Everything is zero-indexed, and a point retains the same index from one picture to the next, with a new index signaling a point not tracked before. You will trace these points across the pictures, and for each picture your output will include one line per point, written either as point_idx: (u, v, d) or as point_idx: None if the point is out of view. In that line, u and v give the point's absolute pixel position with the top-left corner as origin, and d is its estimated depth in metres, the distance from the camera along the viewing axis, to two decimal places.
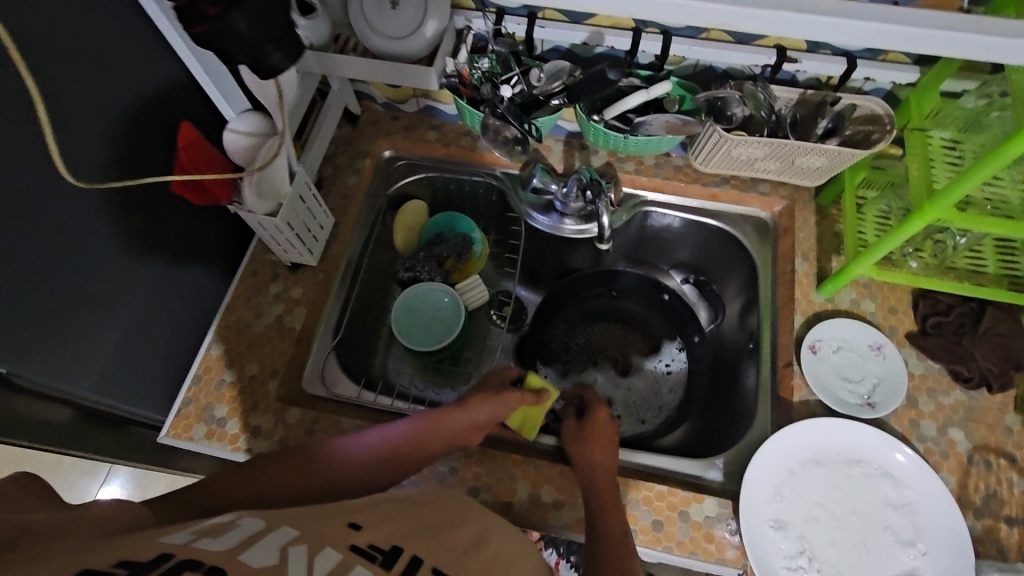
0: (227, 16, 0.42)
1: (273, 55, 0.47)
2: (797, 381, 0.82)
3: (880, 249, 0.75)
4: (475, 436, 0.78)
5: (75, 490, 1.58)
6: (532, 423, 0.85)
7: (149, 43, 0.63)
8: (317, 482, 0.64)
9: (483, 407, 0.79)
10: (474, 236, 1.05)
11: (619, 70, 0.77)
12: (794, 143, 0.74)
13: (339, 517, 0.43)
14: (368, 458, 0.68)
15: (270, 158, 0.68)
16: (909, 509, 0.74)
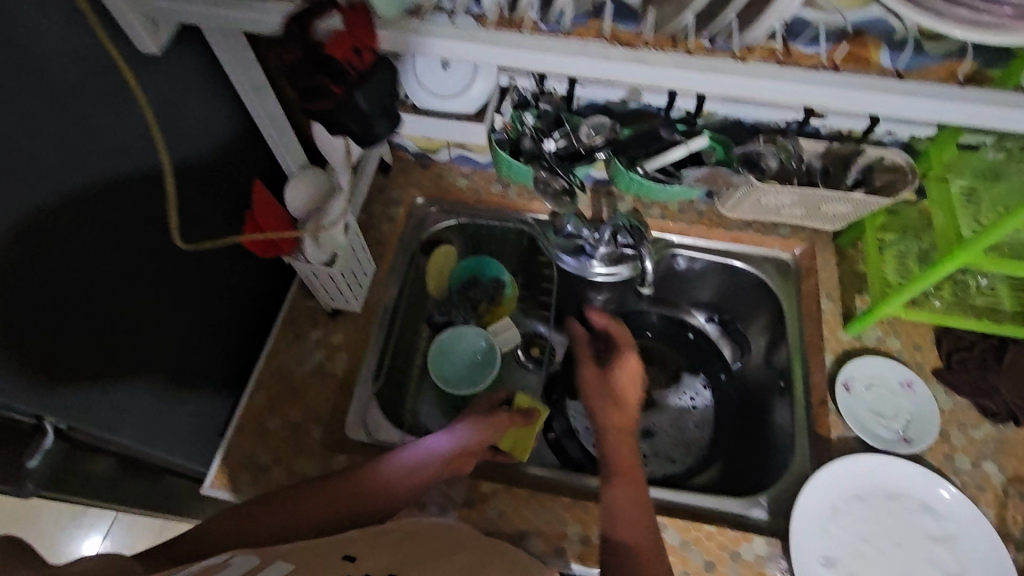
0: (351, 96, 0.44)
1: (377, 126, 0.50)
2: (833, 418, 0.84)
3: (911, 289, 0.80)
4: (467, 462, 0.79)
5: (60, 543, 1.52)
6: (525, 443, 0.87)
7: (216, 100, 0.66)
8: (308, 519, 0.64)
9: (488, 429, 0.83)
10: (505, 279, 1.07)
11: (668, 126, 0.81)
12: (824, 192, 0.78)
13: (338, 550, 0.46)
14: (382, 488, 0.69)
15: (334, 213, 0.70)
16: (952, 541, 0.76)
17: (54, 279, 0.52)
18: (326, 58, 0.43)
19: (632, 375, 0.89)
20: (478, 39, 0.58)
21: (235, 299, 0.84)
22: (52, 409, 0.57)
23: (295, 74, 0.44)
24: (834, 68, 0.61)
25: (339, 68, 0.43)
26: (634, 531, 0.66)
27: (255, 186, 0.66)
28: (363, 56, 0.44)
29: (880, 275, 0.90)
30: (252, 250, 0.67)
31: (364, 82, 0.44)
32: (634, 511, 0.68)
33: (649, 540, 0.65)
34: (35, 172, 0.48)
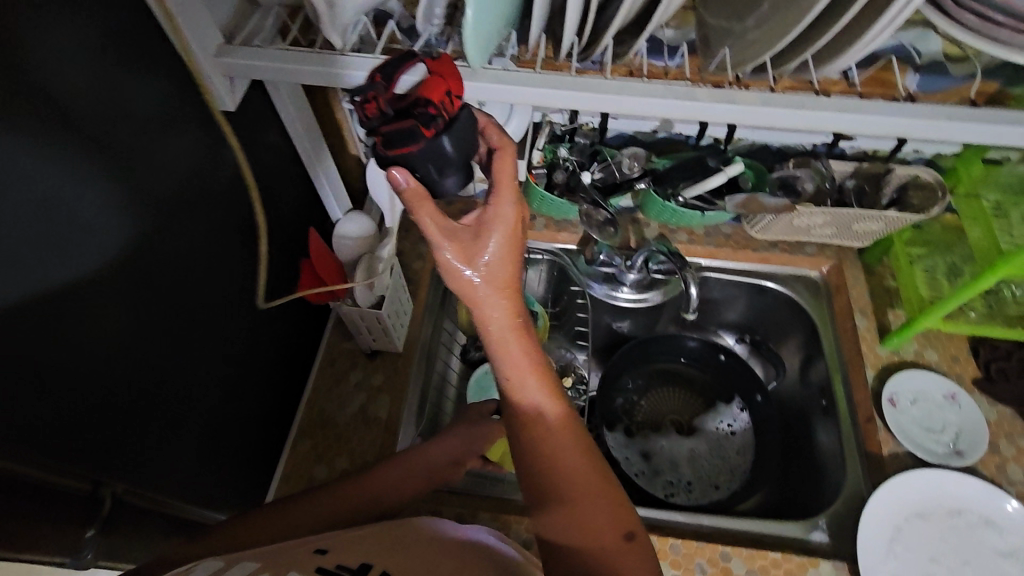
0: (438, 138, 0.46)
1: (450, 180, 0.50)
2: (883, 435, 0.84)
3: (950, 303, 0.81)
4: (454, 473, 0.80)
5: None
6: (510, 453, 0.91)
7: (254, 137, 0.66)
8: (285, 525, 0.65)
9: (476, 440, 0.81)
10: (536, 311, 1.03)
11: (720, 159, 0.83)
12: (859, 211, 0.80)
13: (306, 546, 0.53)
14: (356, 494, 0.71)
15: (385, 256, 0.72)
16: (1018, 557, 0.75)
17: (117, 337, 0.52)
18: (417, 107, 0.45)
19: (514, 239, 0.53)
20: (532, 81, 0.55)
21: (275, 345, 0.83)
22: (113, 472, 0.55)
23: (381, 129, 0.46)
24: (913, 99, 0.58)
25: (429, 111, 0.45)
26: (584, 498, 0.48)
27: (311, 236, 0.68)
28: (450, 102, 0.46)
29: (915, 291, 0.90)
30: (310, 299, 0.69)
31: (451, 127, 0.47)
32: (575, 461, 0.50)
33: (604, 501, 0.49)
34: (106, 235, 0.49)
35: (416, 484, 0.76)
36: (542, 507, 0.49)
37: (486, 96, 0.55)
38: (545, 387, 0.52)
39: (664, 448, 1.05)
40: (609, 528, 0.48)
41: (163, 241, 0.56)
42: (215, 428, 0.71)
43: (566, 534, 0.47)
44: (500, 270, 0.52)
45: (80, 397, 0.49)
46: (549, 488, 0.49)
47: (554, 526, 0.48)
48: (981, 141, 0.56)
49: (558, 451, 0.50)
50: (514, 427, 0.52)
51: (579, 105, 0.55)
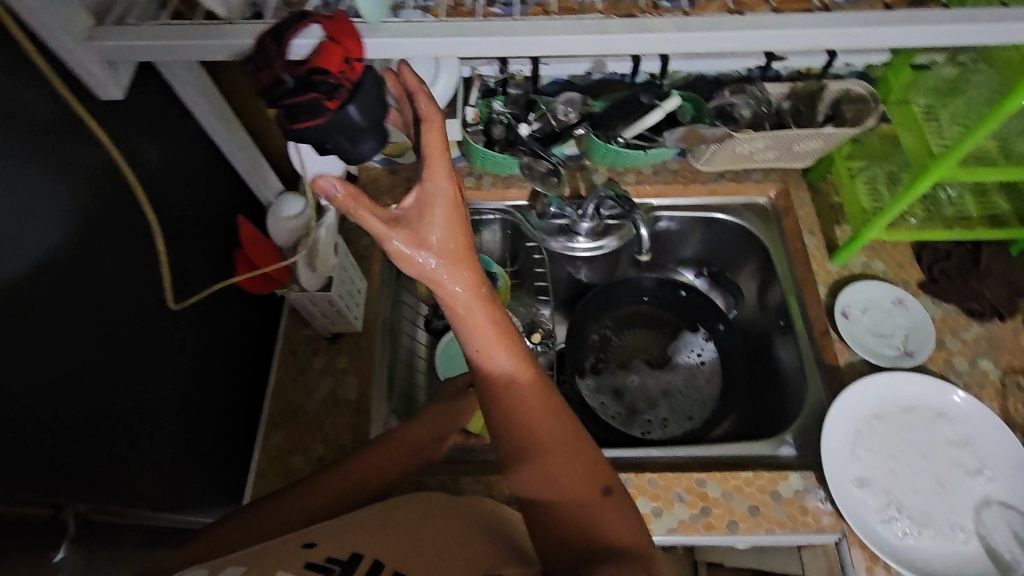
0: (344, 107, 0.43)
1: (365, 146, 0.47)
2: (838, 346, 0.88)
3: (889, 213, 0.84)
4: (437, 449, 0.80)
5: None
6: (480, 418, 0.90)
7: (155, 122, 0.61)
8: (268, 525, 0.64)
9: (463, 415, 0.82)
10: (494, 272, 1.02)
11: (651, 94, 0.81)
12: (796, 131, 0.81)
13: (292, 542, 0.51)
14: (339, 484, 0.70)
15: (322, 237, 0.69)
16: (968, 444, 0.80)
17: (47, 357, 0.49)
18: (316, 76, 0.42)
19: (457, 212, 0.50)
20: (439, 30, 0.52)
21: (233, 340, 0.81)
22: (71, 496, 0.53)
23: (282, 101, 0.42)
24: (828, 8, 0.57)
25: (329, 81, 0.42)
26: (559, 456, 0.51)
27: (240, 224, 0.66)
28: (348, 65, 0.43)
29: (857, 205, 0.93)
30: (245, 286, 0.68)
31: (356, 92, 0.44)
32: (548, 424, 0.52)
33: (581, 457, 0.51)
34: (13, 250, 0.45)
35: (403, 463, 0.75)
36: (521, 472, 0.51)
37: (394, 53, 0.52)
38: (513, 356, 0.53)
39: (638, 387, 1.08)
40: (586, 482, 0.50)
41: (83, 249, 0.52)
42: (183, 431, 0.70)
43: (545, 492, 0.50)
44: (451, 246, 0.50)
45: (17, 424, 0.46)
46: (523, 449, 0.52)
47: (532, 486, 0.51)
48: (910, 42, 0.56)
49: (530, 418, 0.52)
50: (486, 397, 0.53)
51: (492, 51, 0.53)
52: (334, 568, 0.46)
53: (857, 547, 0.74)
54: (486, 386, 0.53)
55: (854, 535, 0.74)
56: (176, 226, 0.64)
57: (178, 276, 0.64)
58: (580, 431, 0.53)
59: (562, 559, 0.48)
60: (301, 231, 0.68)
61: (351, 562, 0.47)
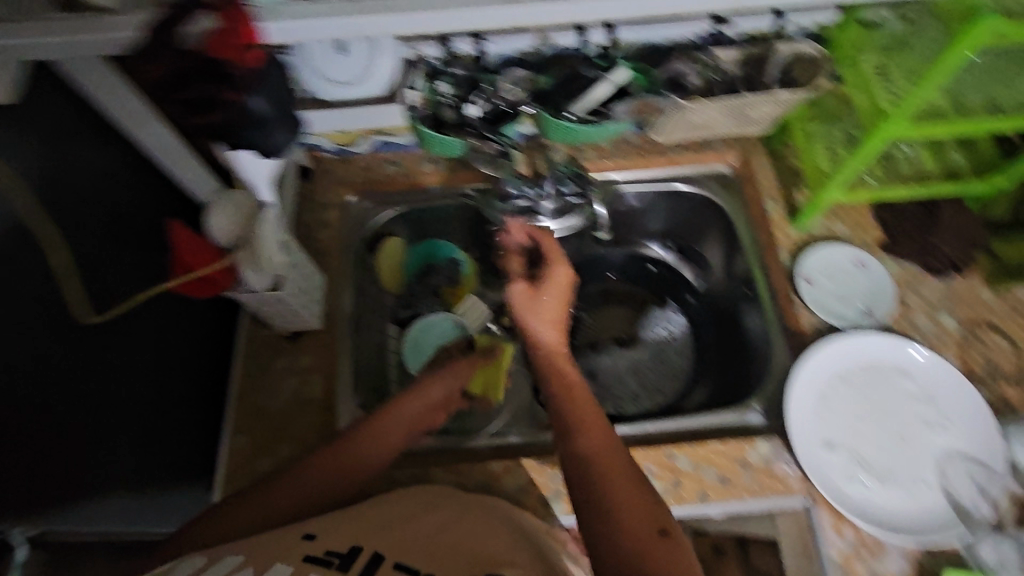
0: (242, 99, 0.50)
1: (277, 138, 0.55)
2: (800, 310, 0.89)
3: (845, 173, 0.85)
4: (437, 417, 0.79)
5: None
6: (493, 385, 0.92)
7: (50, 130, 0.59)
8: (283, 502, 0.67)
9: (453, 378, 0.82)
10: (458, 258, 1.05)
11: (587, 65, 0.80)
12: (746, 96, 0.80)
13: (296, 533, 0.59)
14: (335, 475, 0.70)
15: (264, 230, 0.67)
16: (929, 398, 0.81)
17: None
18: (209, 67, 0.48)
19: (564, 300, 0.85)
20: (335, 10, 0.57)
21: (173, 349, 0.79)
22: None
23: (179, 95, 0.49)
24: None
25: (224, 72, 0.48)
26: (621, 486, 0.61)
27: (170, 228, 0.64)
28: (248, 55, 0.49)
29: (815, 167, 0.93)
30: (185, 291, 0.65)
31: (254, 86, 0.50)
32: (621, 471, 0.62)
33: (641, 501, 0.60)
34: None
35: (397, 440, 0.74)
36: (594, 499, 0.61)
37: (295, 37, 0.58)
38: (595, 417, 0.68)
39: (610, 367, 1.07)
40: (644, 520, 0.58)
41: None
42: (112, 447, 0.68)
43: (606, 515, 0.59)
44: (554, 315, 0.82)
45: None
46: (594, 471, 0.63)
47: (597, 506, 0.60)
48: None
49: (597, 461, 0.63)
50: (569, 443, 0.66)
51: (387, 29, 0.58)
52: (334, 560, 0.55)
53: (823, 506, 0.75)
54: (571, 432, 0.67)
55: (820, 496, 0.75)
56: (73, 238, 0.61)
57: (88, 290, 0.62)
58: (646, 483, 0.62)
59: None
60: (246, 224, 0.67)
61: (352, 553, 0.56)
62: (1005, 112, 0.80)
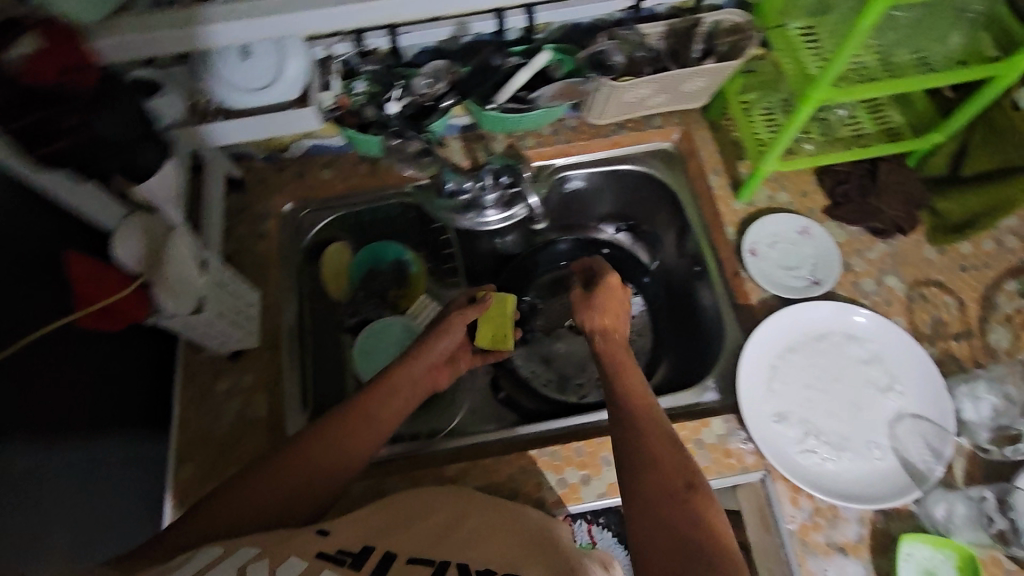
0: (90, 122, 0.54)
1: (143, 156, 0.60)
2: (749, 285, 0.88)
3: (781, 142, 0.83)
4: (434, 380, 0.83)
5: None
6: (503, 334, 0.92)
7: None
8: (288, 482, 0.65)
9: (443, 338, 0.84)
10: (406, 258, 1.01)
11: (499, 53, 0.78)
12: (675, 71, 0.78)
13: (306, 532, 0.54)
14: (342, 457, 0.69)
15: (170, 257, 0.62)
16: (877, 361, 0.81)
17: None
18: (45, 92, 0.51)
19: (620, 292, 0.84)
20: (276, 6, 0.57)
21: (97, 387, 0.75)
22: None
23: (20, 125, 0.52)
24: None
25: (63, 94, 0.52)
26: (664, 457, 0.62)
27: (67, 259, 0.59)
28: (83, 75, 0.53)
29: (754, 138, 0.91)
30: (92, 323, 0.61)
31: (97, 109, 0.54)
32: (667, 447, 0.63)
33: (675, 464, 0.61)
34: None
35: (396, 413, 0.75)
36: (635, 466, 0.62)
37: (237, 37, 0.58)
38: (643, 400, 0.69)
39: (566, 352, 1.06)
40: (674, 475, 0.60)
41: None
42: (35, 497, 0.65)
43: (650, 479, 0.60)
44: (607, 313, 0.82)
45: None
46: (636, 444, 0.64)
47: (641, 473, 0.61)
48: None
49: (650, 439, 0.64)
50: (620, 420, 0.68)
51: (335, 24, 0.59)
52: (346, 558, 0.50)
53: (780, 480, 0.75)
54: (623, 409, 0.68)
55: (775, 470, 0.75)
56: None
57: None
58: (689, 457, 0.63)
59: (666, 543, 0.55)
60: (148, 251, 0.62)
61: (364, 552, 0.51)
62: (934, 68, 0.79)
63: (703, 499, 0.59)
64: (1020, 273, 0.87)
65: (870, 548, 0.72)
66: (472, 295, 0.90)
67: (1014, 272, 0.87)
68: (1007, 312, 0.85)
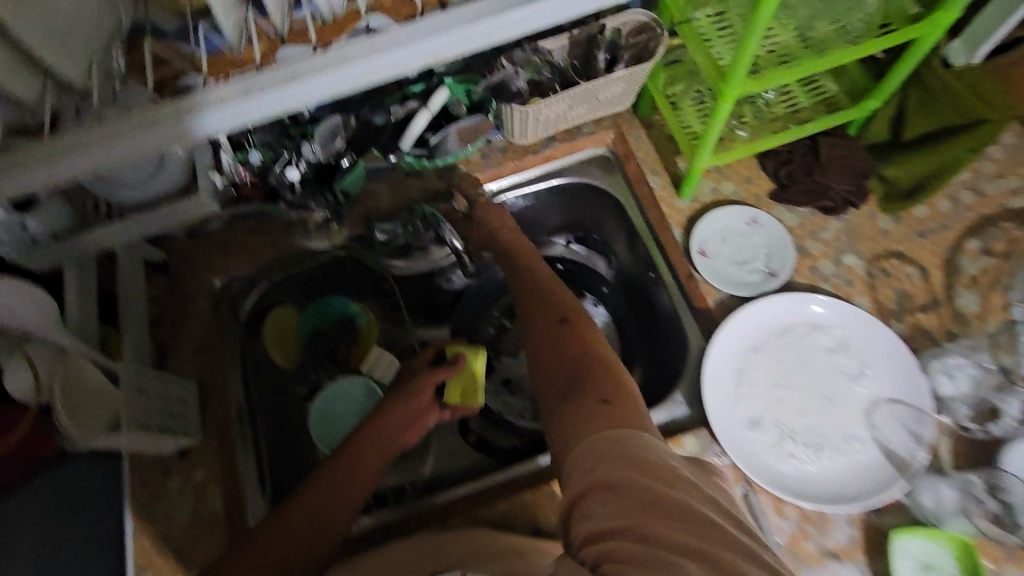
0: None
1: None
2: (704, 287, 0.84)
3: (711, 136, 0.78)
4: (408, 437, 0.72)
5: None
6: (471, 389, 0.76)
7: None
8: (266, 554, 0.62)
9: (414, 397, 0.74)
10: (353, 312, 0.95)
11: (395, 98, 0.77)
12: (589, 83, 0.75)
13: None
14: (315, 510, 0.65)
15: (72, 375, 0.60)
16: (845, 348, 0.78)
17: None
18: None
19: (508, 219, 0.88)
20: (335, 58, 0.43)
21: None
22: None
23: None
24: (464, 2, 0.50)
25: None
26: (548, 311, 0.75)
27: None
28: None
29: (684, 134, 0.87)
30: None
31: None
32: (552, 306, 0.75)
33: (556, 318, 0.74)
34: None
35: (377, 456, 0.69)
36: (527, 327, 0.75)
37: (287, 103, 0.44)
38: (538, 279, 0.80)
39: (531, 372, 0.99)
40: (554, 320, 0.74)
41: None
42: None
43: (542, 333, 0.73)
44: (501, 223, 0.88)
45: None
46: (526, 310, 0.77)
47: (537, 334, 0.73)
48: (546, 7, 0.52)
49: (534, 302, 0.77)
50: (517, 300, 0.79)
51: (413, 63, 0.44)
52: None
53: (763, 491, 0.70)
54: (518, 293, 0.80)
55: (756, 482, 0.70)
56: None
57: None
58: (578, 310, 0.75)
59: (558, 370, 0.68)
60: (36, 381, 0.58)
61: None
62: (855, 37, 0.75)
63: (579, 329, 0.72)
64: (980, 230, 0.84)
65: (864, 549, 0.68)
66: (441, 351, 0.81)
67: (973, 230, 0.84)
68: (972, 274, 0.81)
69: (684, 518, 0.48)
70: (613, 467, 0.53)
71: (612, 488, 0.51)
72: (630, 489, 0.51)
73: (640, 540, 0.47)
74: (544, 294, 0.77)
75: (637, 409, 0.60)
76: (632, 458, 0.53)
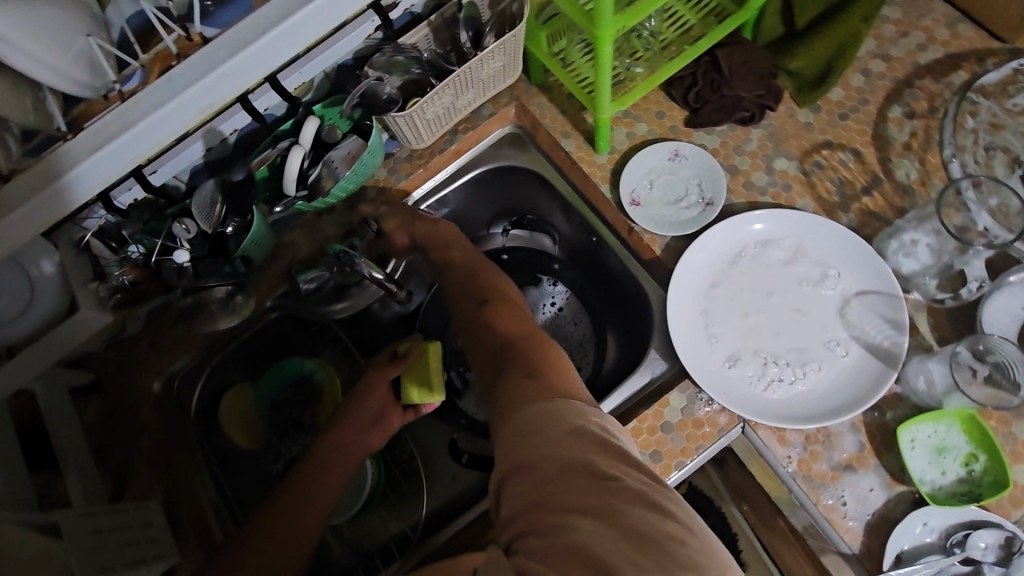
0: None
1: None
2: (648, 237, 0.80)
3: (605, 81, 0.73)
4: (376, 434, 0.73)
5: None
6: (428, 385, 0.70)
7: None
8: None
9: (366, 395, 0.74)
10: (310, 370, 0.88)
11: (269, 141, 0.72)
12: (464, 67, 0.71)
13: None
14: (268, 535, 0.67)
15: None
16: (801, 255, 0.75)
17: None
18: None
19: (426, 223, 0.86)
20: (120, 126, 0.53)
21: None
22: None
23: None
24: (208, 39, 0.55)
25: None
26: (468, 296, 0.77)
27: None
28: None
29: (580, 89, 0.82)
30: None
31: None
32: (471, 288, 0.78)
33: (474, 301, 0.77)
34: None
35: (334, 478, 0.71)
36: (456, 314, 0.78)
37: (96, 177, 0.54)
38: (461, 262, 0.82)
39: None
40: (472, 299, 0.77)
41: None
42: None
43: (467, 317, 0.76)
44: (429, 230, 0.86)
45: None
46: (453, 301, 0.79)
47: (463, 316, 0.77)
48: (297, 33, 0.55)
49: (454, 287, 0.80)
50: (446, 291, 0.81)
51: (191, 114, 0.54)
52: None
53: (761, 426, 0.68)
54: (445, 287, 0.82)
55: (751, 419, 0.68)
56: None
57: None
58: (506, 289, 0.77)
59: (490, 346, 0.70)
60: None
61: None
62: None
63: (498, 303, 0.75)
64: (899, 94, 0.81)
65: (874, 452, 0.66)
66: (396, 350, 0.76)
67: (892, 96, 0.81)
68: (903, 141, 0.79)
69: (592, 476, 0.45)
70: (523, 438, 0.50)
71: (533, 461, 0.47)
72: (545, 461, 0.47)
73: (545, 511, 0.45)
74: (469, 280, 0.79)
75: (562, 377, 0.58)
76: (545, 424, 0.50)
